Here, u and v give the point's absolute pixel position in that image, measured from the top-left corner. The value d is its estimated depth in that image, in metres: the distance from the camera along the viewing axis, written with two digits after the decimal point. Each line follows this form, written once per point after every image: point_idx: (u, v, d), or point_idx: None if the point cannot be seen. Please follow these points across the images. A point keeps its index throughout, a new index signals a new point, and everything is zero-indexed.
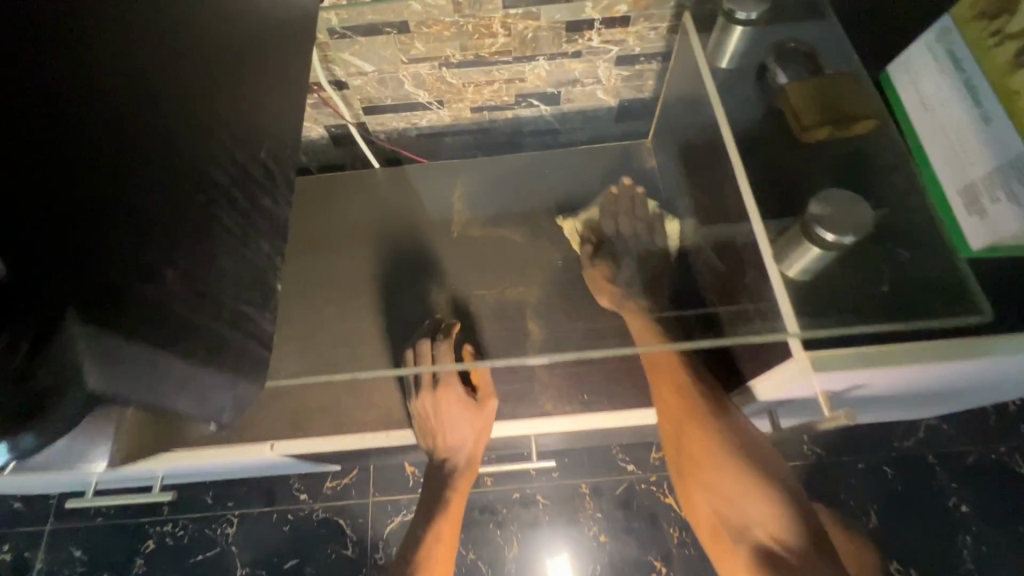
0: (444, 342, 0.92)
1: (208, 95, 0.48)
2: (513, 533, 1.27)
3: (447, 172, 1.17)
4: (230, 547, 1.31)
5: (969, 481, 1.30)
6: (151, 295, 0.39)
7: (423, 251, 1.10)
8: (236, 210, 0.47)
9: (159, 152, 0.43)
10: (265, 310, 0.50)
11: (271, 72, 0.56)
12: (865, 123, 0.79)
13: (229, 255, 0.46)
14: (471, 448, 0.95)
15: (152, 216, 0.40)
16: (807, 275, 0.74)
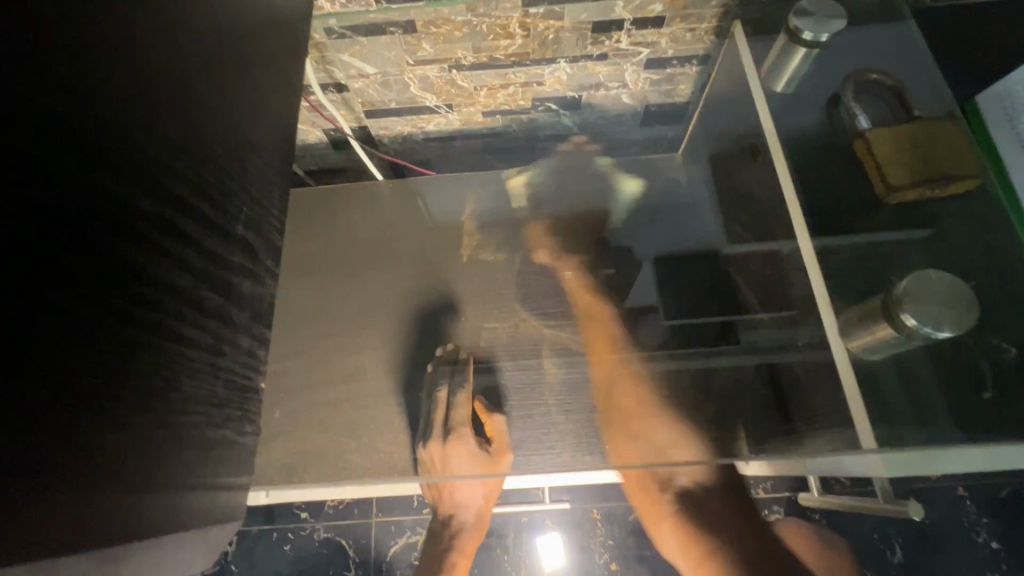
0: (462, 391, 0.90)
1: (161, 164, 0.38)
2: (521, 559, 1.16)
3: (457, 182, 1.06)
4: (229, 565, 1.27)
5: (1004, 516, 1.18)
6: (113, 460, 0.32)
7: (428, 279, 1.01)
8: (193, 316, 0.40)
9: (119, 255, 0.34)
10: (231, 427, 0.45)
11: (229, 120, 0.47)
12: (966, 183, 0.72)
13: (195, 378, 0.40)
14: (480, 506, 0.90)
15: (123, 346, 0.33)
16: (875, 357, 0.70)
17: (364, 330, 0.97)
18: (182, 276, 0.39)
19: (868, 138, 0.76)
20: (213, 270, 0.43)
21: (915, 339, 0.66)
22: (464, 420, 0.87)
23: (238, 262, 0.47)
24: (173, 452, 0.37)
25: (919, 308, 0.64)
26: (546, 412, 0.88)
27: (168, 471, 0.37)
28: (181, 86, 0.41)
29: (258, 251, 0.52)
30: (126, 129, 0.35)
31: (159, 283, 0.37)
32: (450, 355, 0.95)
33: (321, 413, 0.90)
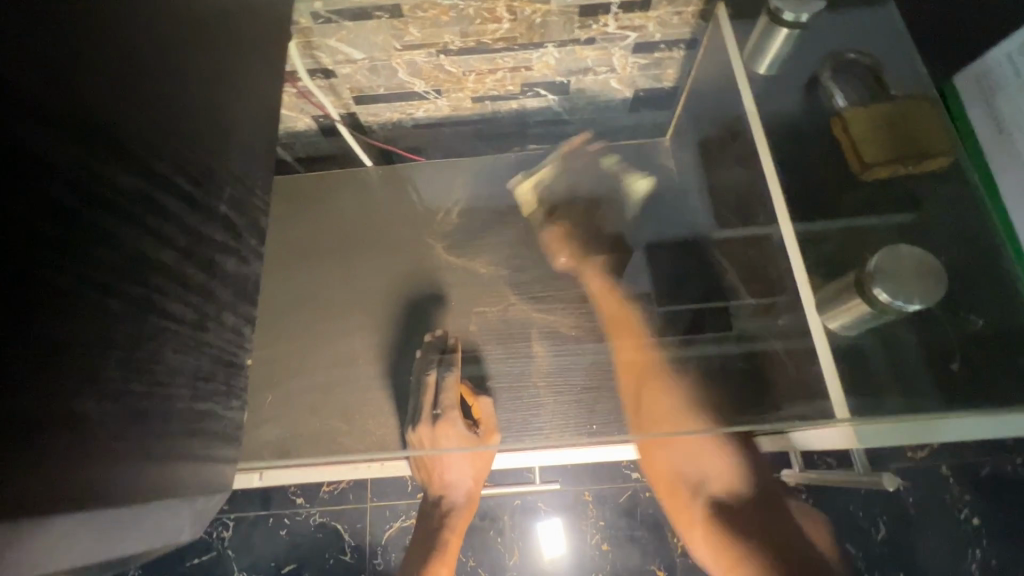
0: (452, 373, 0.91)
1: (141, 141, 0.39)
2: (514, 540, 1.18)
3: (447, 169, 1.07)
4: (226, 550, 1.28)
5: (985, 494, 1.21)
6: (97, 429, 0.33)
7: (417, 265, 1.02)
8: (177, 292, 0.41)
9: (102, 229, 0.34)
10: (214, 402, 0.46)
11: (211, 99, 0.47)
12: (938, 160, 0.73)
13: (178, 352, 0.40)
14: (470, 487, 0.92)
15: (108, 316, 0.34)
16: (850, 330, 0.72)
17: (354, 316, 0.98)
18: (165, 253, 0.40)
19: (845, 117, 0.77)
20: (195, 247, 0.43)
21: (889, 312, 0.67)
22: (454, 403, 0.88)
23: (222, 242, 0.48)
24: (159, 424, 0.38)
25: (891, 283, 0.66)
26: (535, 395, 0.89)
27: (153, 441, 0.38)
28: (159, 64, 0.41)
29: (242, 233, 0.52)
30: (105, 105, 0.36)
31: (141, 259, 0.37)
32: (438, 338, 0.96)
33: (313, 397, 0.91)
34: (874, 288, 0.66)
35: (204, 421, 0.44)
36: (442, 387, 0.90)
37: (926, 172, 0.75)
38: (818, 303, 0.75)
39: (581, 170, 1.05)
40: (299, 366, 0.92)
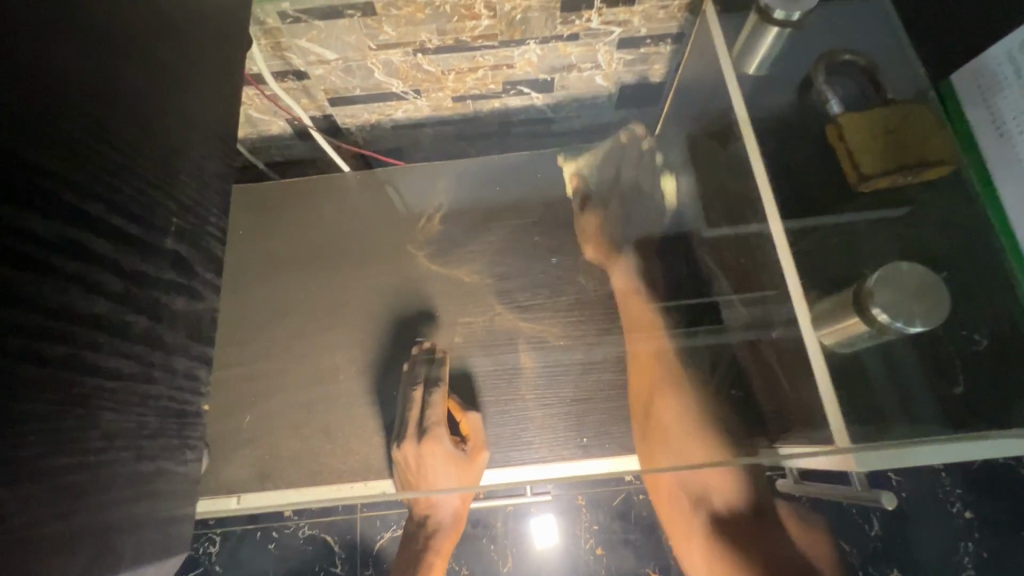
0: (438, 391, 0.88)
1: (67, 180, 0.35)
2: (507, 547, 1.16)
3: (429, 172, 1.04)
4: (213, 566, 1.27)
5: (978, 488, 1.21)
6: (22, 512, 0.30)
7: (397, 275, 0.98)
8: (114, 343, 0.37)
9: (18, 287, 0.31)
10: (166, 455, 0.43)
11: (149, 124, 0.43)
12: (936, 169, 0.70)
13: (117, 410, 0.37)
14: (458, 506, 0.88)
15: (32, 385, 0.31)
16: (847, 347, 0.68)
17: (332, 329, 0.94)
18: (99, 302, 0.36)
19: (840, 124, 0.74)
20: (135, 291, 0.40)
21: (887, 333, 0.65)
22: (441, 419, 0.85)
23: (170, 280, 0.45)
24: (96, 495, 0.35)
25: (889, 298, 0.64)
26: (524, 406, 0.87)
27: (91, 518, 0.34)
28: (84, 93, 0.37)
29: (195, 263, 0.49)
30: (21, 146, 0.32)
31: (71, 313, 0.34)
32: (421, 354, 0.92)
33: (294, 415, 0.88)
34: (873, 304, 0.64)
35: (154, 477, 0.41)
36: (429, 407, 0.87)
37: (925, 181, 0.71)
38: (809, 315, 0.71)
39: (624, 162, 1.01)
40: (279, 382, 0.90)
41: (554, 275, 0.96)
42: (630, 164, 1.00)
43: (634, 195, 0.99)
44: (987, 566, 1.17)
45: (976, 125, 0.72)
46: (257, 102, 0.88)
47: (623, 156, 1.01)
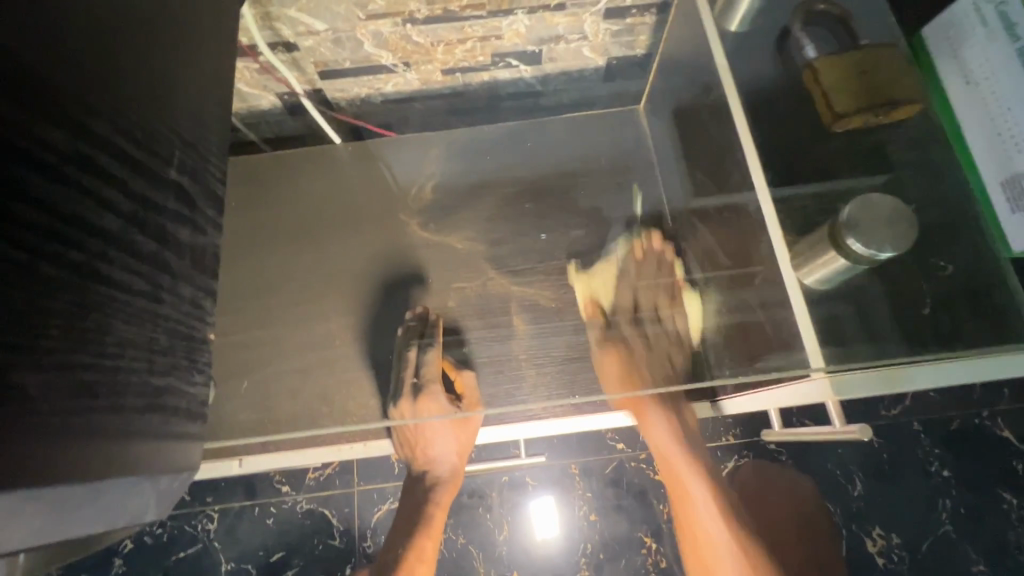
0: (433, 349, 0.90)
1: (73, 99, 0.38)
2: (503, 516, 1.20)
3: (419, 144, 1.05)
4: (212, 542, 1.31)
5: (953, 446, 1.30)
6: (45, 391, 0.33)
7: (389, 243, 0.99)
8: (123, 260, 0.41)
9: (41, 201, 0.35)
10: (171, 374, 0.46)
11: (156, 64, 0.46)
12: (906, 109, 0.71)
13: (129, 323, 0.41)
14: (455, 460, 0.90)
15: (48, 286, 0.34)
16: (825, 284, 0.69)
17: (325, 297, 0.96)
18: (106, 218, 0.40)
19: (816, 68, 0.74)
20: (141, 213, 0.44)
21: (862, 264, 0.67)
22: (436, 377, 0.87)
23: (174, 210, 0.48)
24: (113, 396, 0.39)
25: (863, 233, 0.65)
26: (518, 368, 0.89)
27: (109, 415, 0.38)
28: (93, 22, 0.40)
29: (196, 198, 0.52)
30: (32, 75, 0.35)
31: (84, 222, 0.38)
32: (416, 316, 0.94)
33: (291, 381, 0.89)
34: (849, 236, 0.65)
35: (166, 388, 0.45)
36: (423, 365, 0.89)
37: (894, 122, 0.72)
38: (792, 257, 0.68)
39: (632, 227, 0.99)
40: (275, 353, 0.91)
41: (546, 247, 0.99)
42: (647, 285, 0.94)
43: (653, 317, 0.91)
44: (963, 521, 1.26)
45: (947, 78, 0.72)
46: (251, 76, 0.88)
47: (638, 275, 0.95)
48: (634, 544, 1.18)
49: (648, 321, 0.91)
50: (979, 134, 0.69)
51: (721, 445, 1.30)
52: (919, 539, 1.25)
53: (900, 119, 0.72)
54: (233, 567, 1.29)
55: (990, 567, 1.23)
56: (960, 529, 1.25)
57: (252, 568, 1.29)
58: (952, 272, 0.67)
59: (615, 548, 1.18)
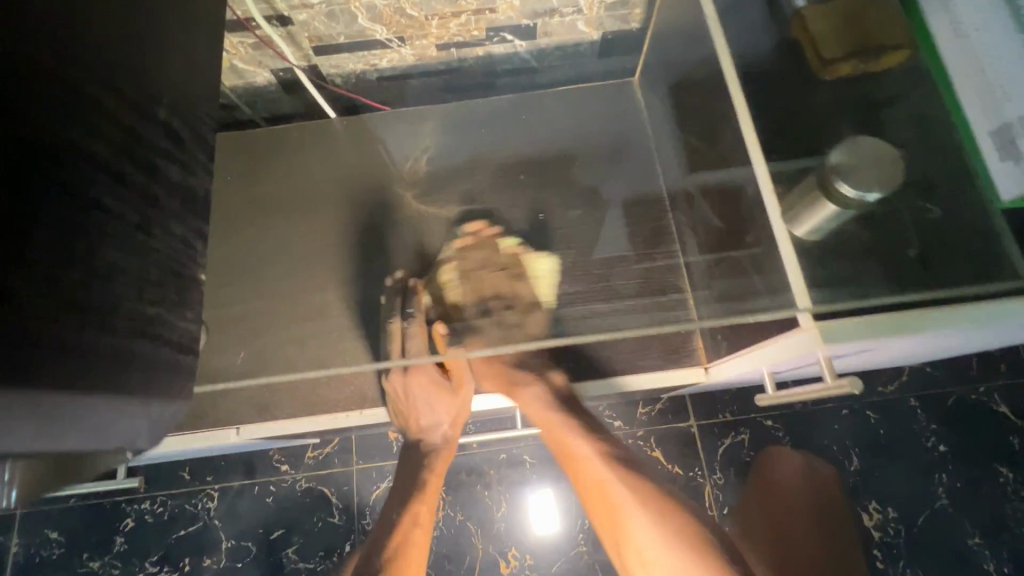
0: (415, 321, 0.89)
1: (76, 33, 0.40)
2: (502, 494, 1.30)
3: (414, 119, 1.05)
4: (212, 520, 1.32)
5: (949, 422, 1.31)
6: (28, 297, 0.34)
7: (385, 216, 1.00)
8: (114, 191, 0.42)
9: (38, 121, 0.36)
10: (164, 315, 0.47)
11: (152, 14, 0.47)
12: (892, 57, 0.70)
13: (119, 251, 0.42)
14: (448, 428, 0.91)
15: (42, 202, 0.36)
16: (819, 234, 0.67)
17: (322, 269, 0.96)
18: (95, 144, 0.41)
19: (806, 16, 0.73)
20: (132, 148, 0.45)
21: (852, 209, 0.66)
22: (421, 348, 0.86)
23: (165, 152, 0.49)
24: (103, 320, 0.40)
25: (852, 176, 0.64)
26: (514, 337, 0.89)
27: (101, 337, 0.39)
28: None
29: (190, 151, 0.53)
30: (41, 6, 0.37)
31: (67, 143, 0.38)
32: (398, 284, 0.95)
33: (288, 352, 0.90)
34: (839, 180, 0.64)
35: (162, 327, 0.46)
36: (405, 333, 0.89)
37: (882, 69, 0.72)
38: (781, 207, 0.67)
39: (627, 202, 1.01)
40: (272, 324, 0.92)
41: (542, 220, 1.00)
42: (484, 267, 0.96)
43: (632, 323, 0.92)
44: (960, 495, 1.26)
45: (934, 26, 0.70)
46: (248, 51, 0.90)
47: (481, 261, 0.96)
48: None
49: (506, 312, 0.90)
50: (969, 87, 0.67)
51: (716, 423, 1.32)
52: (916, 513, 1.26)
53: (886, 67, 0.71)
54: (233, 545, 1.30)
55: (987, 541, 1.24)
56: (958, 503, 1.26)
57: (252, 546, 1.30)
58: (949, 224, 0.66)
59: None
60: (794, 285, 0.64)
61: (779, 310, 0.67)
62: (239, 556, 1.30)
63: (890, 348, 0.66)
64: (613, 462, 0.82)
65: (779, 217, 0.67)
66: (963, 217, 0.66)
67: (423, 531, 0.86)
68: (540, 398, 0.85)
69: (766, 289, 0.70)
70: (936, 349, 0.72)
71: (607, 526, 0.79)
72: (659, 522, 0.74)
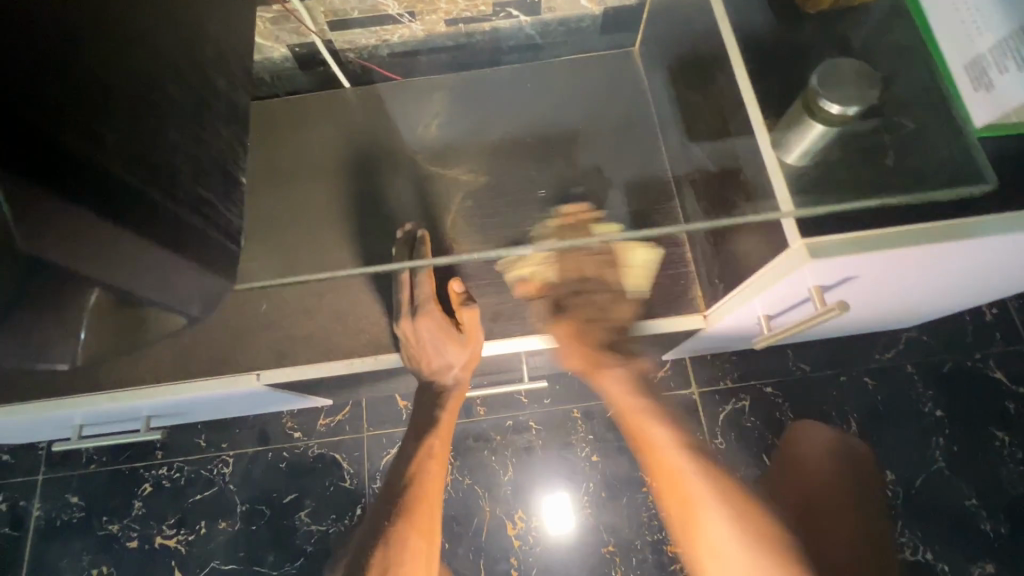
0: (423, 270, 0.85)
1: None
2: (507, 458, 1.34)
3: (424, 89, 1.10)
4: (227, 485, 1.36)
5: (946, 388, 1.34)
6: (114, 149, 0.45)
7: (399, 178, 1.04)
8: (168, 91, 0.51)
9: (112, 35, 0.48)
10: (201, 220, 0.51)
11: None
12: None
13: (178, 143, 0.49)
14: (459, 371, 0.95)
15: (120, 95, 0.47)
16: (808, 157, 0.70)
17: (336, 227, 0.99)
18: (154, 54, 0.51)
19: None
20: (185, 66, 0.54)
21: (835, 126, 0.69)
22: (430, 296, 0.86)
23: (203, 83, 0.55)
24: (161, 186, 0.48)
25: (837, 92, 0.66)
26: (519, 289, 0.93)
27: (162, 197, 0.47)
28: None
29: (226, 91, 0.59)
30: None
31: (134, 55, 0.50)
32: (408, 232, 0.97)
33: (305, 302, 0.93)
34: (823, 99, 0.66)
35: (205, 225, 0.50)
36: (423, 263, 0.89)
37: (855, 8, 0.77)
38: (772, 138, 0.71)
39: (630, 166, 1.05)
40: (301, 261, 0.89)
41: (548, 181, 1.04)
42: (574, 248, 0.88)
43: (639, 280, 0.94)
44: (957, 458, 1.29)
45: None
46: (268, 27, 0.97)
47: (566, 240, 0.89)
48: (635, 482, 1.31)
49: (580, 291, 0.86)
50: (942, 25, 0.69)
51: (718, 390, 1.36)
52: (913, 475, 1.29)
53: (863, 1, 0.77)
54: (247, 509, 1.34)
55: (983, 502, 1.26)
56: (954, 466, 1.29)
57: (265, 510, 1.34)
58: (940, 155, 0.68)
59: (615, 485, 1.31)
60: (778, 192, 0.67)
61: (757, 214, 0.70)
62: (253, 519, 1.34)
63: (876, 276, 0.70)
64: (692, 453, 0.87)
65: (770, 146, 0.71)
66: (946, 147, 0.68)
67: (436, 472, 0.95)
68: (621, 381, 0.94)
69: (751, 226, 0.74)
70: (931, 275, 0.75)
71: (681, 519, 0.84)
72: (728, 512, 0.81)
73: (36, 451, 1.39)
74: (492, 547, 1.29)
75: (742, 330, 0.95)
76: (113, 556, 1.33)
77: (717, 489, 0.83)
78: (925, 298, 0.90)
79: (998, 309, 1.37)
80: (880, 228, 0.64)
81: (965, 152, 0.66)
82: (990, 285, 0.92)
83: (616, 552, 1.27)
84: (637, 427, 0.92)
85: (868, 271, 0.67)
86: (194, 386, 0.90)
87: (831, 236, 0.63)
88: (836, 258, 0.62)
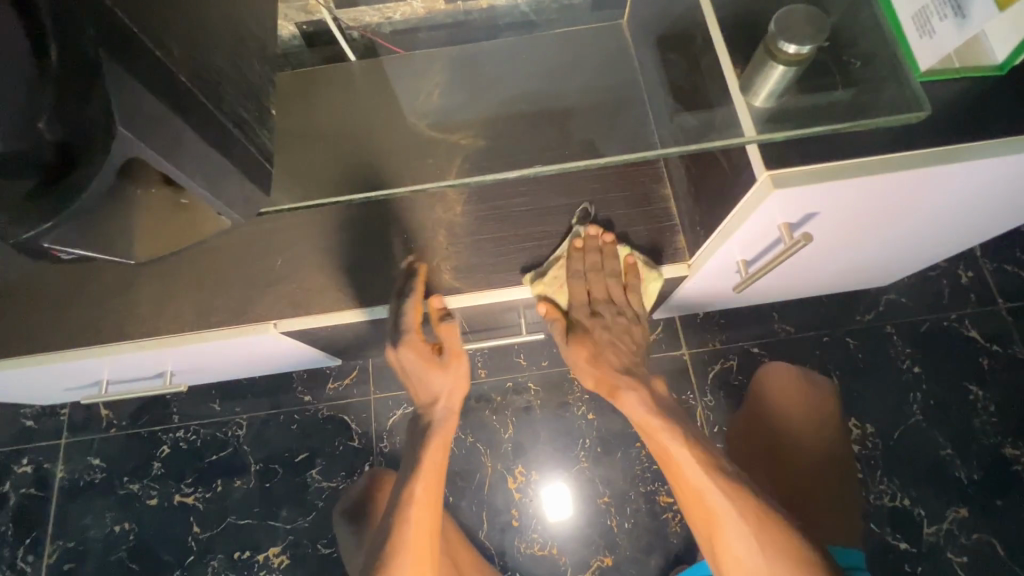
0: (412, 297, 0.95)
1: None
2: (507, 417, 1.41)
3: (425, 61, 1.17)
4: (241, 446, 1.43)
5: (924, 346, 1.41)
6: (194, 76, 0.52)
7: (403, 141, 1.10)
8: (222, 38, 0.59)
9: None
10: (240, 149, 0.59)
11: None
12: None
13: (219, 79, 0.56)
14: (449, 399, 1.05)
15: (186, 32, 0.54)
16: (773, 99, 0.78)
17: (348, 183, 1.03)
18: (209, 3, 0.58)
19: None
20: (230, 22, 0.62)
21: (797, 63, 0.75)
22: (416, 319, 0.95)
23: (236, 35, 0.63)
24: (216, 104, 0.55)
25: (789, 35, 0.72)
26: (517, 242, 1.00)
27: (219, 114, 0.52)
28: None
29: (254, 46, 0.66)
30: None
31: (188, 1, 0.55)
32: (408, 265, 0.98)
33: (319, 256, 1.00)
34: (781, 42, 0.72)
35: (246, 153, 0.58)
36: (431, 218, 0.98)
37: None
38: (739, 83, 0.79)
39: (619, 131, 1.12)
40: (326, 187, 0.94)
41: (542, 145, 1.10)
42: (597, 274, 1.04)
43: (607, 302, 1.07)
44: (934, 411, 1.36)
45: None
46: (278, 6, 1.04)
47: (585, 265, 1.04)
48: (629, 438, 1.38)
49: (602, 304, 1.07)
50: None
51: (707, 350, 1.43)
52: (893, 427, 1.36)
53: None
54: (260, 468, 1.41)
55: (958, 451, 1.34)
56: (931, 418, 1.36)
57: (278, 468, 1.41)
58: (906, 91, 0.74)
59: (611, 441, 1.38)
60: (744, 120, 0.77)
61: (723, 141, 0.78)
62: (267, 477, 1.41)
63: (837, 207, 0.79)
64: (711, 465, 0.88)
65: (739, 91, 0.79)
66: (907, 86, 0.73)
67: (436, 479, 0.98)
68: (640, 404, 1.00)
69: (727, 171, 0.81)
70: (886, 210, 0.84)
71: (703, 528, 0.87)
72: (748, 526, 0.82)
73: (58, 417, 1.46)
74: (494, 500, 1.36)
75: (726, 274, 1.04)
76: (134, 514, 1.40)
77: (744, 503, 0.84)
78: (890, 239, 0.98)
79: (974, 273, 1.44)
80: (833, 165, 0.73)
81: (910, 92, 0.73)
82: (949, 230, 1.00)
83: (610, 503, 1.35)
84: (660, 438, 0.95)
85: (826, 202, 0.76)
86: (216, 335, 0.96)
87: (792, 170, 0.73)
88: (794, 187, 0.72)
